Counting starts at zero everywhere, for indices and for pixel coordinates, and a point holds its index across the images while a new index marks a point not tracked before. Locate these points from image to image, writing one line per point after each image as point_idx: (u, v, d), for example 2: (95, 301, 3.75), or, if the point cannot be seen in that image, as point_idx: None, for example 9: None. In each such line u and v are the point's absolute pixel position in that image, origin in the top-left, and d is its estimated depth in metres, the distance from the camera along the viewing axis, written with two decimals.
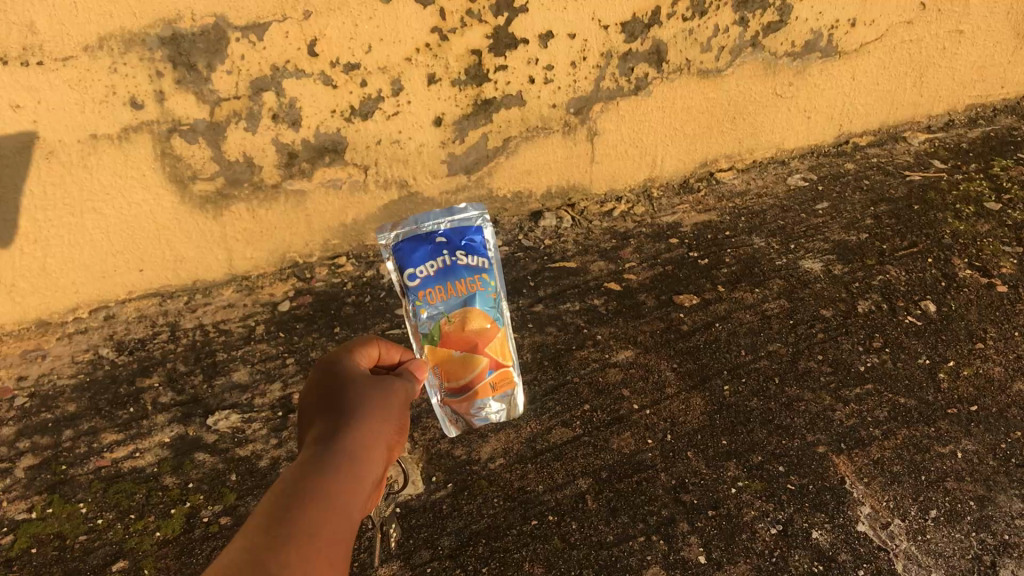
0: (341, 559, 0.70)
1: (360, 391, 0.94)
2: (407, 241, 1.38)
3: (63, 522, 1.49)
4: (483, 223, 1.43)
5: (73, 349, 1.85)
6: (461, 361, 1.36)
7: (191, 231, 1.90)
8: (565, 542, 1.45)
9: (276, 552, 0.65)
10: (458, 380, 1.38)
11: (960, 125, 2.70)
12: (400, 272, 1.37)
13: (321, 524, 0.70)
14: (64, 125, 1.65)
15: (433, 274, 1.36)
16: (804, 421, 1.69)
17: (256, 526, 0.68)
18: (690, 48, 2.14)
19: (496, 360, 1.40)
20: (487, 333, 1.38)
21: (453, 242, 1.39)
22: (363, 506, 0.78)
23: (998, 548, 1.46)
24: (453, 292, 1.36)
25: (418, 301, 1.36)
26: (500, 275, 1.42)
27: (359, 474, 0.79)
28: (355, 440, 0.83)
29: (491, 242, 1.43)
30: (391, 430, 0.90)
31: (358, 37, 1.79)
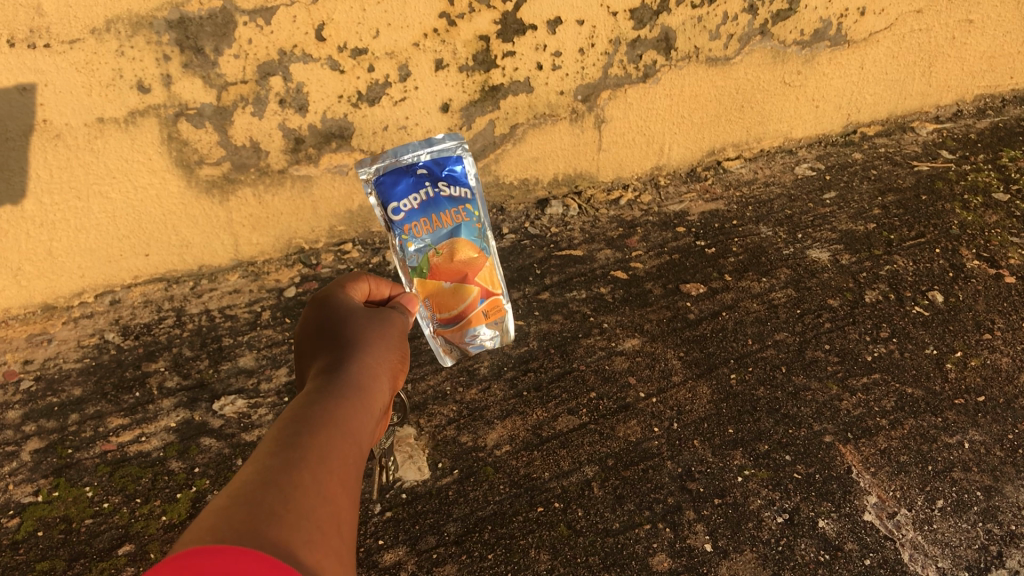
0: (354, 481, 0.71)
1: (359, 324, 0.95)
2: (389, 174, 1.47)
3: (69, 506, 1.49)
4: (464, 153, 1.52)
5: (78, 333, 1.85)
6: (451, 291, 1.51)
7: (197, 216, 1.90)
8: (570, 529, 1.45)
9: (292, 472, 0.65)
10: (450, 309, 1.53)
11: (969, 115, 2.69)
12: (384, 206, 1.46)
13: (333, 445, 0.70)
14: (71, 108, 1.64)
15: (417, 207, 1.46)
16: (811, 410, 1.69)
17: (269, 450, 0.68)
18: (698, 35, 2.14)
19: (486, 289, 1.56)
20: (475, 263, 1.52)
21: (434, 172, 1.49)
22: (372, 429, 0.79)
23: (1004, 538, 1.46)
24: (437, 223, 1.48)
25: (404, 235, 1.46)
26: (483, 204, 1.53)
27: (366, 399, 0.80)
28: (361, 367, 0.85)
29: (472, 170, 1.53)
30: (393, 360, 0.91)
31: (366, 22, 1.78)
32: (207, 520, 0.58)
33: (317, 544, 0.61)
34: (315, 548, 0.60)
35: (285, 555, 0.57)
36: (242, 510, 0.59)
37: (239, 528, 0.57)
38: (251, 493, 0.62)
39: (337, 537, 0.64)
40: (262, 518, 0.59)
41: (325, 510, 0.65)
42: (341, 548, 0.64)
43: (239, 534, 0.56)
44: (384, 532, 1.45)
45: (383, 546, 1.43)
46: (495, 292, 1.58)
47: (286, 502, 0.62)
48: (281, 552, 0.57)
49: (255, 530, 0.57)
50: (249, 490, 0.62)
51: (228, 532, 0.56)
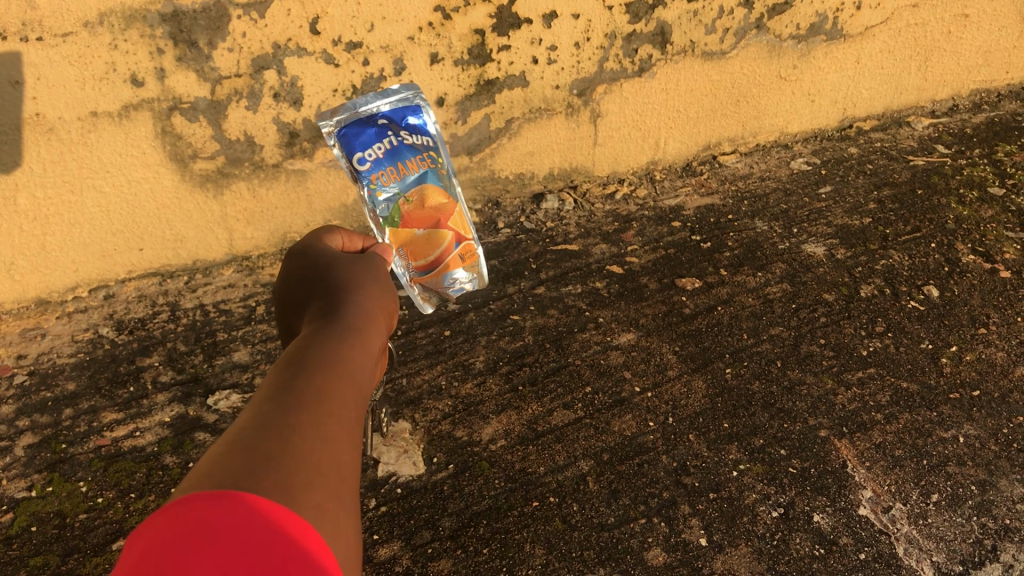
0: (352, 426, 0.70)
1: (348, 268, 0.93)
2: (350, 127, 1.42)
3: (63, 501, 1.48)
4: (422, 102, 1.48)
5: (72, 327, 1.84)
6: (424, 238, 1.49)
7: (191, 211, 1.89)
8: (566, 523, 1.45)
9: (286, 417, 0.64)
10: (425, 256, 1.51)
11: (964, 109, 2.69)
12: (349, 158, 1.42)
13: (328, 392, 0.69)
14: (64, 102, 1.64)
15: (382, 156, 1.42)
16: (806, 405, 1.69)
17: (263, 400, 0.67)
18: (694, 29, 2.13)
19: (459, 233, 1.53)
20: (446, 208, 1.49)
21: (395, 122, 1.44)
22: (369, 373, 0.78)
23: (999, 532, 1.46)
24: (405, 171, 1.43)
25: (372, 186, 1.41)
26: (446, 151, 1.49)
27: (361, 343, 0.79)
28: (353, 311, 0.83)
29: (431, 119, 1.49)
30: (385, 302, 0.90)
31: (360, 15, 1.78)
32: (201, 471, 0.57)
33: (316, 487, 0.60)
34: (313, 491, 0.60)
35: (281, 501, 0.56)
36: (236, 458, 0.58)
37: (232, 478, 0.56)
38: (245, 440, 0.61)
39: (338, 476, 0.64)
40: (257, 464, 0.58)
41: (324, 452, 0.64)
42: (343, 489, 0.63)
43: (233, 484, 0.55)
44: (379, 526, 1.44)
45: (378, 540, 1.42)
46: (468, 236, 1.55)
47: (282, 447, 0.61)
48: (278, 498, 0.56)
49: (249, 478, 0.57)
50: (242, 439, 0.61)
51: (222, 482, 0.55)
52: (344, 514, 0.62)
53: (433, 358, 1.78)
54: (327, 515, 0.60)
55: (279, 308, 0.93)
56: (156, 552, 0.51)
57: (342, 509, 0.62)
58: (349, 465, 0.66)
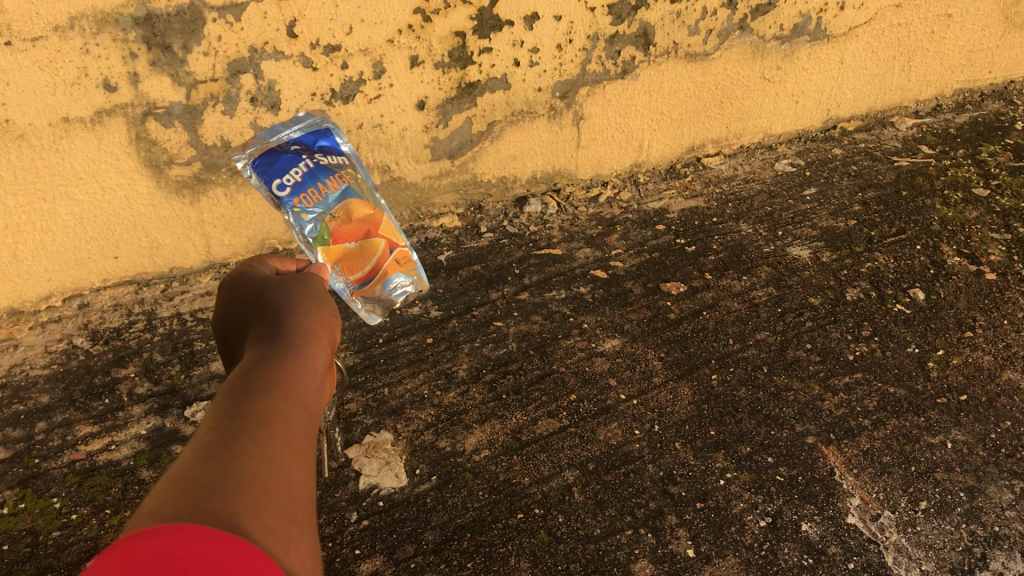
0: (302, 443, 0.67)
1: (286, 285, 0.90)
2: (262, 156, 1.30)
3: (35, 518, 1.45)
4: (331, 125, 1.40)
5: (46, 338, 1.80)
6: (359, 252, 1.37)
7: (168, 217, 1.86)
8: (551, 535, 1.43)
9: (229, 444, 0.61)
10: (362, 271, 1.39)
11: (947, 110, 2.68)
12: (266, 187, 1.29)
13: (273, 413, 0.66)
14: (35, 108, 1.59)
15: (300, 179, 1.30)
16: (793, 411, 1.67)
17: (203, 431, 0.64)
18: (677, 30, 2.11)
19: (394, 242, 1.43)
20: (375, 218, 1.39)
21: (308, 145, 1.35)
22: (318, 387, 0.75)
23: (988, 540, 1.45)
24: (327, 190, 1.32)
25: (297, 209, 1.29)
26: (362, 166, 1.41)
27: (305, 360, 0.76)
28: (295, 327, 0.80)
29: (343, 140, 1.41)
30: (327, 317, 0.87)
31: (339, 18, 1.75)
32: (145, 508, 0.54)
33: (266, 509, 0.57)
34: (263, 512, 0.57)
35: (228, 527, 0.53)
36: (177, 490, 0.55)
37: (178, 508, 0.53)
38: (187, 472, 0.58)
39: (290, 496, 0.61)
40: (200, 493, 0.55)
41: (272, 473, 0.61)
42: (296, 509, 0.61)
43: (179, 515, 0.52)
44: (360, 541, 1.42)
45: (359, 555, 1.39)
46: (401, 242, 1.45)
47: (225, 476, 0.58)
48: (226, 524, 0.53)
49: (194, 508, 0.54)
50: (186, 469, 0.58)
51: (166, 516, 0.52)
52: (299, 534, 0.59)
53: (415, 366, 1.75)
54: (280, 536, 0.57)
55: (220, 337, 0.90)
56: None
57: (297, 529, 0.59)
58: (301, 484, 0.63)
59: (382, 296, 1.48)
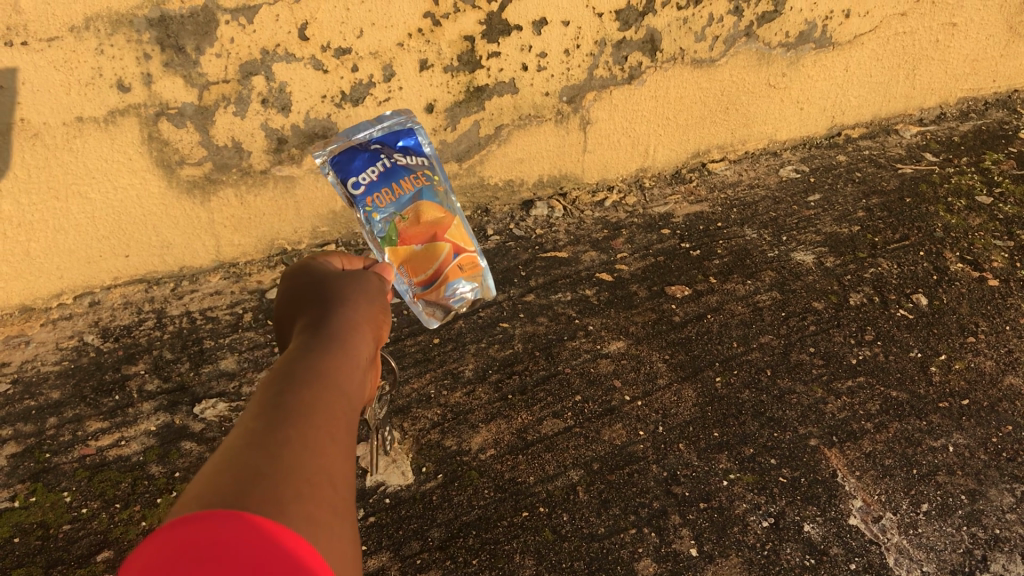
0: (345, 435, 0.68)
1: (336, 280, 0.93)
2: (341, 154, 1.31)
3: (46, 511, 1.47)
4: (415, 124, 1.37)
5: (57, 335, 1.82)
6: (424, 254, 1.33)
7: (179, 217, 1.88)
8: (555, 533, 1.44)
9: (273, 432, 0.63)
10: (426, 274, 1.35)
11: (952, 118, 2.70)
12: (343, 184, 1.30)
13: (316, 405, 0.68)
14: (49, 108, 1.62)
15: (376, 178, 1.29)
16: (796, 414, 1.69)
17: (250, 418, 0.66)
18: (683, 37, 2.13)
19: (460, 246, 1.38)
20: (444, 222, 1.35)
21: (388, 144, 1.34)
22: (361, 379, 0.77)
23: (989, 542, 1.46)
24: (400, 190, 1.30)
25: (368, 208, 1.28)
26: (442, 168, 1.37)
27: (348, 354, 0.77)
28: (340, 320, 0.83)
29: (425, 141, 1.38)
30: (373, 311, 0.90)
31: (350, 22, 1.77)
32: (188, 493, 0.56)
33: (308, 499, 0.59)
34: (306, 502, 0.58)
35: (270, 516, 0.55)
36: (222, 477, 0.57)
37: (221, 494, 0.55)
38: (233, 461, 0.59)
39: (330, 487, 0.62)
40: (244, 480, 0.57)
41: (314, 463, 0.62)
42: (336, 500, 0.62)
43: (222, 500, 0.54)
44: (367, 537, 1.43)
45: (366, 551, 1.41)
46: (469, 247, 1.39)
47: (270, 464, 0.60)
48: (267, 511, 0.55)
49: (238, 494, 0.55)
50: (231, 457, 0.60)
51: (210, 500, 0.54)
52: (340, 525, 0.61)
53: (422, 366, 1.76)
54: (322, 525, 0.58)
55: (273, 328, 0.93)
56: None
57: (337, 520, 0.60)
58: (342, 475, 0.65)
59: (443, 299, 1.39)
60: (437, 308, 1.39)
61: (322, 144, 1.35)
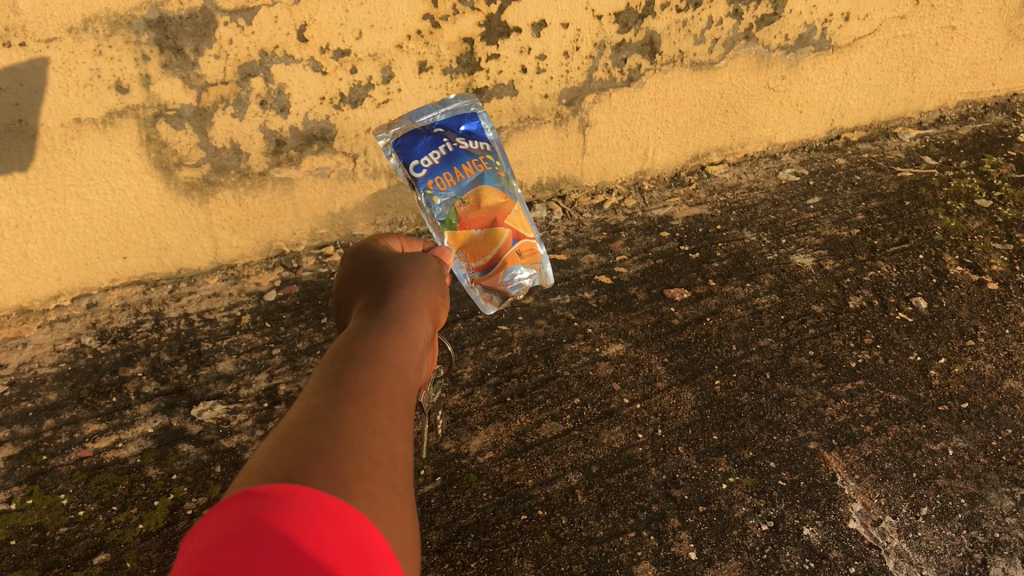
0: (402, 417, 0.74)
1: (394, 271, 0.99)
2: (405, 137, 1.48)
3: (43, 513, 1.46)
4: (477, 110, 1.54)
5: (55, 337, 1.81)
6: (482, 239, 1.50)
7: (177, 219, 1.87)
8: (554, 537, 1.44)
9: (335, 409, 0.69)
10: (484, 259, 1.51)
11: (951, 121, 2.70)
12: (406, 166, 1.46)
13: (375, 385, 0.73)
14: (47, 109, 1.61)
15: (438, 163, 1.46)
16: (795, 417, 1.68)
17: (312, 395, 0.72)
18: (683, 39, 2.13)
19: (519, 232, 1.54)
20: (504, 207, 1.50)
21: (452, 129, 1.50)
22: (416, 363, 0.83)
23: (989, 546, 1.46)
24: (461, 175, 1.46)
25: (429, 191, 1.45)
26: (502, 154, 1.53)
27: (406, 337, 0.84)
28: (397, 308, 0.89)
29: (487, 126, 1.55)
30: (429, 299, 0.96)
31: (349, 23, 1.76)
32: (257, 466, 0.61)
33: (370, 476, 0.64)
34: (368, 479, 0.63)
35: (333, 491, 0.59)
36: (288, 451, 0.63)
37: (287, 469, 0.60)
38: (294, 438, 0.65)
39: (390, 464, 0.68)
40: (309, 455, 0.62)
41: (375, 441, 0.68)
42: (396, 477, 0.67)
43: (286, 474, 0.59)
44: None
45: None
46: (527, 233, 1.55)
47: (333, 440, 0.65)
48: (329, 485, 0.60)
49: (303, 470, 0.60)
50: (296, 431, 0.66)
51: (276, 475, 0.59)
52: (399, 501, 0.65)
53: None
54: (383, 501, 0.63)
55: (338, 315, 1.00)
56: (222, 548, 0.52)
57: (397, 496, 0.65)
58: (400, 452, 0.70)
59: (500, 285, 1.55)
60: (495, 293, 1.55)
61: (386, 125, 1.52)
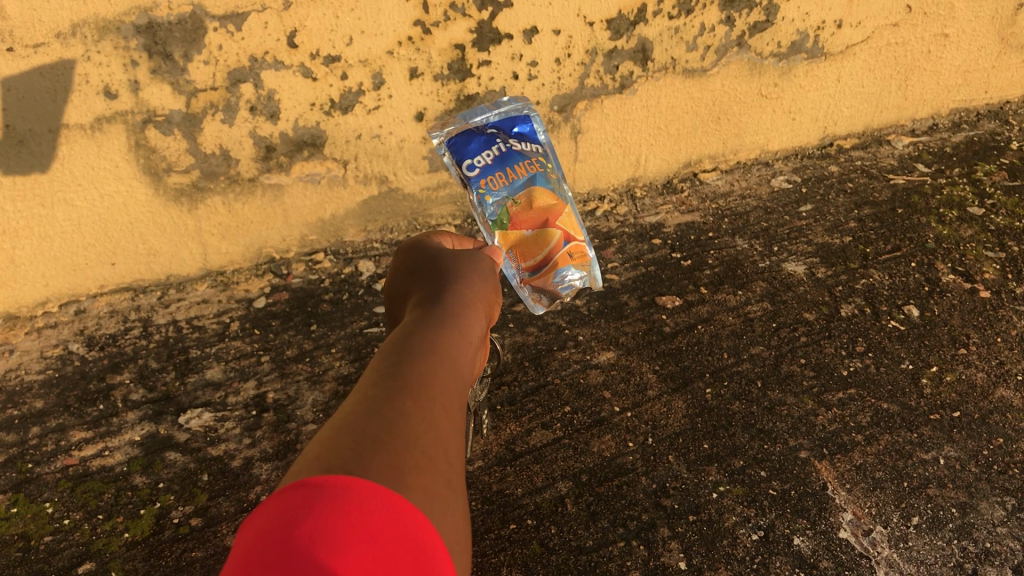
0: (456, 410, 0.74)
1: (450, 263, 1.00)
2: (459, 137, 1.49)
3: (28, 522, 1.45)
4: (531, 113, 1.56)
5: (42, 343, 1.80)
6: (533, 240, 1.48)
7: (166, 225, 1.86)
8: (543, 546, 1.43)
9: (392, 400, 0.69)
10: (535, 259, 1.49)
11: (944, 128, 2.69)
12: (458, 165, 1.46)
13: (432, 377, 0.74)
14: (35, 114, 1.61)
15: (491, 162, 1.46)
16: (786, 426, 1.67)
17: (368, 385, 0.72)
18: (675, 46, 2.13)
19: (570, 234, 1.52)
20: (556, 209, 1.49)
21: (505, 130, 1.52)
22: (471, 357, 0.83)
23: (980, 556, 1.45)
24: (514, 175, 1.46)
25: (482, 190, 1.44)
26: (555, 157, 1.53)
27: (461, 330, 0.84)
28: (453, 299, 0.89)
29: (539, 130, 1.56)
30: (484, 292, 0.96)
31: (339, 29, 1.76)
32: (314, 454, 0.61)
33: (425, 469, 0.64)
34: (423, 472, 0.63)
35: (390, 483, 0.59)
36: (344, 441, 0.63)
37: (342, 458, 0.60)
38: (350, 428, 0.65)
39: (444, 459, 0.67)
40: (364, 445, 0.62)
41: (430, 434, 0.68)
42: (450, 472, 0.67)
43: (342, 463, 0.59)
44: None
45: None
46: (578, 235, 1.53)
47: (389, 431, 0.65)
48: (384, 477, 0.60)
49: (358, 459, 0.60)
50: (352, 421, 0.66)
51: (332, 464, 0.59)
52: (452, 497, 0.65)
53: None
54: (438, 496, 0.63)
55: (392, 305, 1.01)
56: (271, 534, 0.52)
57: (450, 491, 0.65)
58: (453, 447, 0.70)
59: (551, 286, 1.54)
60: (545, 293, 1.54)
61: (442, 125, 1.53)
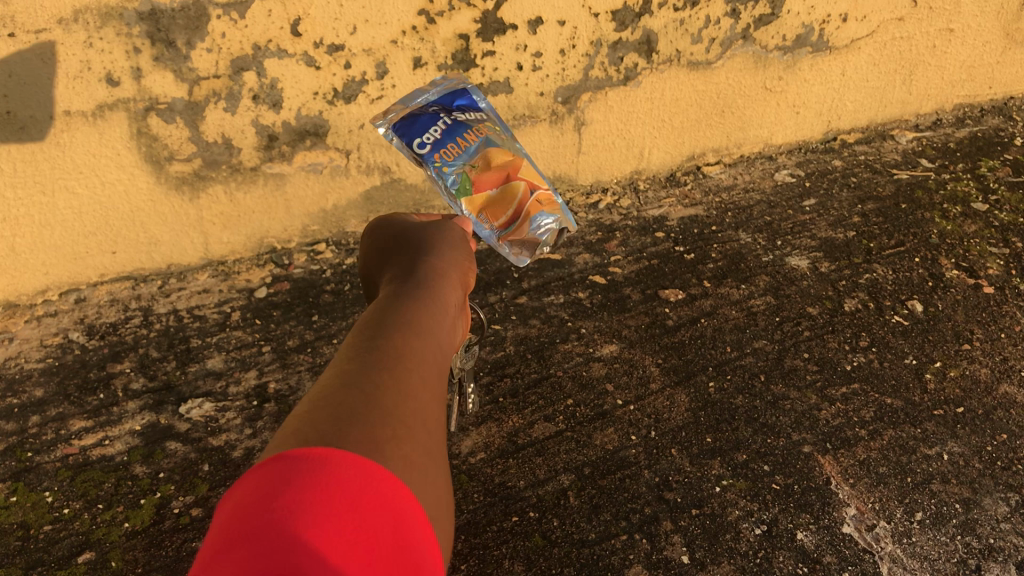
0: (434, 383, 0.72)
1: (425, 237, 0.98)
2: (401, 119, 1.34)
3: (27, 512, 1.44)
4: (467, 82, 1.43)
5: (42, 331, 1.79)
6: (501, 198, 1.32)
7: (167, 214, 1.85)
8: (546, 539, 1.42)
9: (368, 373, 0.67)
10: (507, 215, 1.33)
11: (948, 124, 2.68)
12: (408, 147, 1.31)
13: (410, 350, 0.71)
14: (36, 100, 1.59)
15: (440, 136, 1.31)
16: (790, 420, 1.67)
17: (344, 360, 0.70)
18: (680, 38, 2.11)
19: (535, 184, 1.36)
20: (515, 164, 1.34)
21: (447, 103, 1.38)
22: (448, 330, 0.81)
23: (984, 552, 1.45)
24: (466, 142, 1.31)
25: (437, 164, 1.29)
26: (501, 119, 1.40)
27: (437, 303, 0.81)
28: (429, 274, 0.87)
29: (480, 96, 1.43)
30: (460, 267, 0.94)
31: (343, 18, 1.74)
32: (292, 428, 0.59)
33: (405, 440, 0.62)
34: (404, 444, 0.61)
35: (370, 455, 0.57)
36: (322, 415, 0.61)
37: (320, 431, 0.58)
38: (327, 402, 0.62)
39: (424, 431, 0.65)
40: (342, 418, 0.60)
41: (409, 407, 0.66)
42: (429, 443, 0.65)
43: (320, 437, 0.57)
44: None
45: None
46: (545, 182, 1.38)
47: (367, 404, 0.63)
48: (365, 450, 0.57)
49: (336, 433, 0.58)
50: (328, 396, 0.64)
51: (310, 438, 0.57)
52: (433, 467, 0.63)
53: None
54: (419, 468, 0.61)
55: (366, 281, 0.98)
56: (249, 509, 0.50)
57: (431, 462, 0.63)
58: (432, 419, 0.68)
59: (529, 236, 1.36)
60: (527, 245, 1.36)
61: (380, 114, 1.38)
